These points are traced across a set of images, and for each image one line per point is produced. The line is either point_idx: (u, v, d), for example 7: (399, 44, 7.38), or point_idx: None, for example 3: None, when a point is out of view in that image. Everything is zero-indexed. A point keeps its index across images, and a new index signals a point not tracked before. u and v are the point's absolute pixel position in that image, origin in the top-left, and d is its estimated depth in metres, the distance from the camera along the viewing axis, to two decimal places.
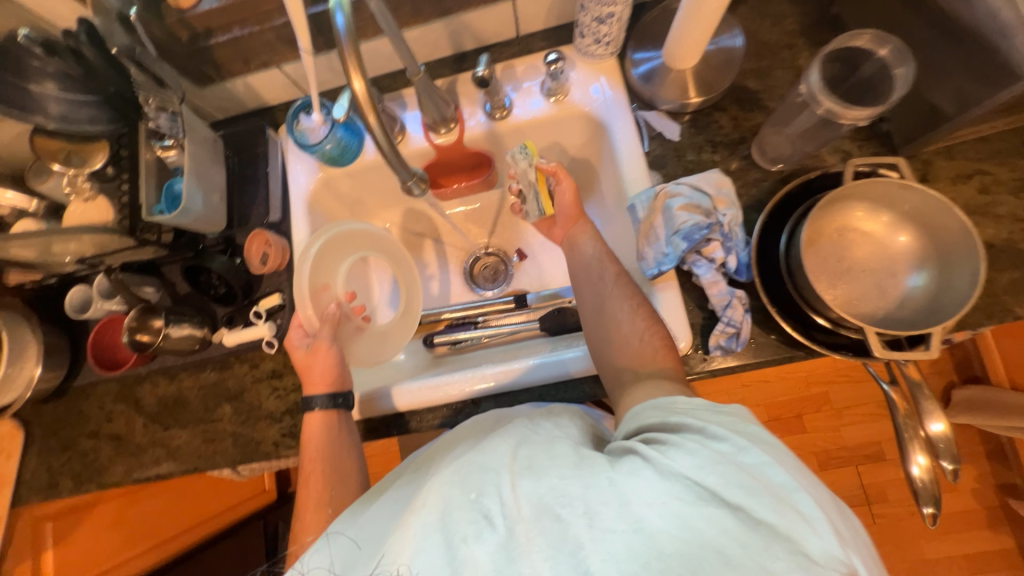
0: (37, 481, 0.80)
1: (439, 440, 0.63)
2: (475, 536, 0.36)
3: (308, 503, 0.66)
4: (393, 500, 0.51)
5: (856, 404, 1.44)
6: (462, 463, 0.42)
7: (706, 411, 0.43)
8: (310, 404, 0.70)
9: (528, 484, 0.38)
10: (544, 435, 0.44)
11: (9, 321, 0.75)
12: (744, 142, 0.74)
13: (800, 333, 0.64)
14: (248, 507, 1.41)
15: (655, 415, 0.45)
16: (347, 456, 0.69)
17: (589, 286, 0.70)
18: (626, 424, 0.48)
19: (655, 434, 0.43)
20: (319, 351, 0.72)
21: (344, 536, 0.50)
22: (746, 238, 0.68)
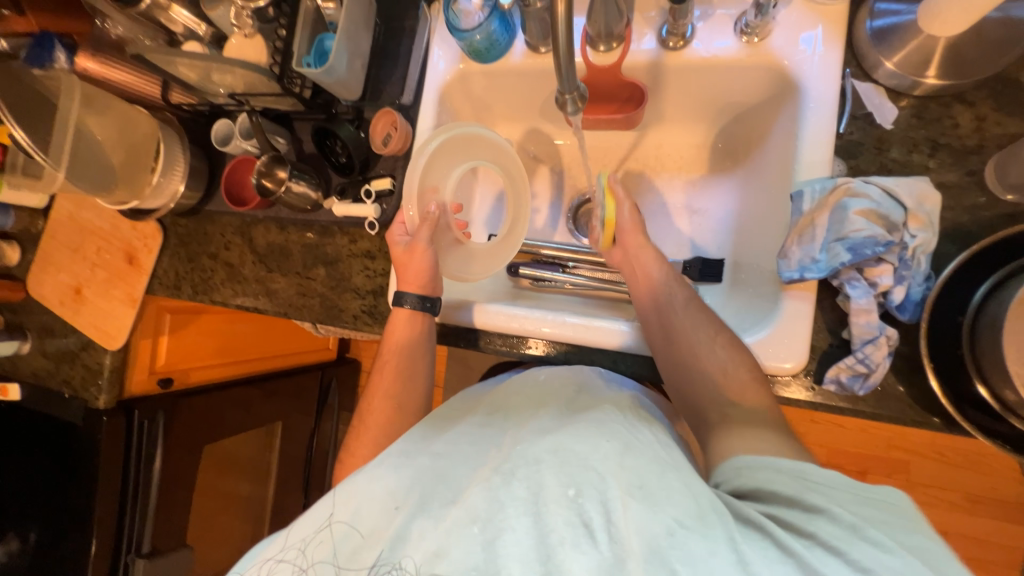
0: (167, 279, 0.94)
1: (502, 387, 0.70)
2: (578, 540, 0.42)
3: (376, 387, 0.75)
4: (473, 437, 0.56)
5: (937, 486, 1.26)
6: (565, 454, 0.47)
7: (851, 497, 0.43)
8: (401, 299, 0.73)
9: (636, 512, 0.42)
10: (644, 450, 0.48)
11: (166, 135, 0.82)
12: (980, 151, 0.58)
13: (949, 401, 0.53)
14: (309, 357, 1.60)
15: (787, 483, 0.45)
16: (421, 365, 0.74)
17: (659, 304, 0.65)
18: (727, 463, 0.50)
19: (787, 508, 0.43)
20: (416, 251, 0.72)
21: (425, 454, 0.54)
22: (928, 272, 0.55)
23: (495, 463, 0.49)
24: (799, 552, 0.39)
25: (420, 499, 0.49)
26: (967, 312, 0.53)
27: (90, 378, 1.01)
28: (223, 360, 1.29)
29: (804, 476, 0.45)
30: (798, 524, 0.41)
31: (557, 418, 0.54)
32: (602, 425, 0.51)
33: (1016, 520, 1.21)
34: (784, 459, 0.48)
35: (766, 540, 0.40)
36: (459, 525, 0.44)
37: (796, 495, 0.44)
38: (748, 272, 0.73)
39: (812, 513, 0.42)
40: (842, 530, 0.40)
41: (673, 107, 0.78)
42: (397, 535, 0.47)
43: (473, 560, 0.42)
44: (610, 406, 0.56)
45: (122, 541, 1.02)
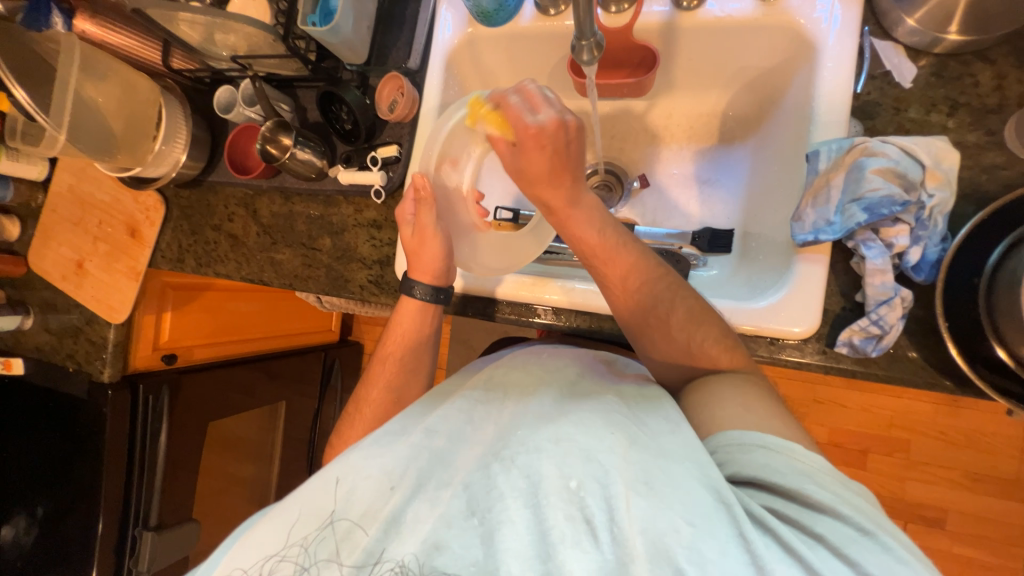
0: (170, 252, 0.93)
1: (500, 362, 0.65)
2: (579, 537, 0.41)
3: (376, 378, 0.76)
4: (467, 411, 0.54)
5: (936, 463, 1.27)
6: (566, 445, 0.45)
7: (839, 482, 0.42)
8: (410, 287, 0.72)
9: (642, 510, 0.40)
10: (650, 440, 0.46)
11: (168, 103, 0.80)
12: (1000, 111, 0.57)
13: (964, 361, 0.52)
14: (311, 338, 1.60)
15: (785, 470, 0.43)
16: (424, 357, 0.77)
17: (661, 321, 0.58)
18: (719, 443, 0.47)
19: (785, 501, 0.41)
20: (425, 233, 0.71)
21: (418, 430, 0.53)
22: (945, 232, 0.55)
23: (494, 449, 0.47)
24: (806, 554, 0.38)
25: (417, 482, 0.48)
26: (982, 274, 0.52)
27: (95, 352, 1.01)
28: (225, 338, 1.28)
29: (804, 462, 0.43)
30: (804, 523, 0.40)
31: (559, 403, 0.52)
32: (606, 413, 0.48)
33: (1015, 496, 1.22)
34: (771, 435, 0.46)
35: (770, 538, 0.39)
36: (458, 516, 0.44)
37: (796, 486, 0.42)
38: (758, 242, 0.72)
39: (815, 510, 0.40)
40: (848, 528, 0.39)
41: (685, 72, 0.76)
42: (394, 520, 0.46)
43: (474, 554, 0.42)
44: (612, 390, 0.54)
45: (130, 512, 1.02)
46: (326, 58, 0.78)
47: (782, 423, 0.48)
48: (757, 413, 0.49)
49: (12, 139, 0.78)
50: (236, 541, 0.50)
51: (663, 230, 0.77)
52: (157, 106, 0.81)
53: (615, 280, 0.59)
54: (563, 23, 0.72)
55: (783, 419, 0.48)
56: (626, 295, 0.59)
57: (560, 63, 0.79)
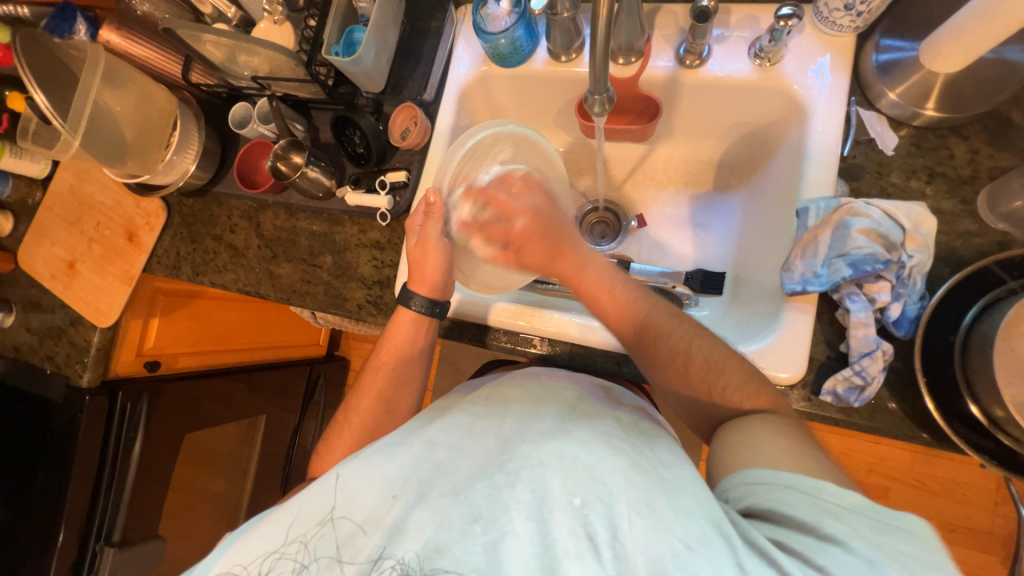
0: (166, 259, 0.93)
1: (500, 380, 0.65)
2: (582, 552, 0.40)
3: (369, 386, 0.75)
4: (468, 424, 0.54)
5: (914, 512, 1.28)
6: (570, 463, 0.45)
7: (865, 526, 0.40)
8: (407, 299, 0.72)
9: (643, 531, 0.41)
10: (649, 466, 0.47)
11: (183, 114, 0.82)
12: (973, 182, 0.62)
13: (940, 415, 0.55)
14: (298, 352, 1.58)
15: (797, 506, 0.43)
16: (417, 369, 0.76)
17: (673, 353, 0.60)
18: (742, 474, 0.48)
19: (797, 537, 0.41)
20: (429, 249, 0.70)
21: (419, 442, 0.52)
22: (923, 291, 0.59)
23: (498, 462, 0.47)
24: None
25: (419, 490, 0.47)
26: (958, 333, 0.55)
27: (76, 355, 0.98)
28: (212, 346, 1.26)
29: (826, 502, 0.42)
30: (809, 555, 0.39)
31: (560, 421, 0.52)
32: (606, 436, 0.49)
33: (988, 549, 1.24)
34: (796, 472, 0.45)
35: (773, 569, 0.39)
36: (461, 525, 0.43)
37: (812, 522, 0.41)
38: (748, 286, 0.75)
39: (825, 543, 0.40)
40: (858, 565, 0.38)
41: (685, 122, 0.81)
42: (395, 527, 0.45)
43: (474, 563, 0.41)
44: (610, 417, 0.55)
45: (92, 527, 0.97)
46: (342, 84, 0.80)
47: (804, 461, 0.47)
48: (782, 449, 0.49)
49: (21, 139, 0.78)
50: (228, 547, 0.49)
51: (657, 269, 0.79)
52: (171, 118, 0.82)
53: (618, 314, 0.64)
54: (574, 70, 0.76)
55: (806, 456, 0.48)
56: (626, 322, 0.63)
57: (568, 105, 0.83)
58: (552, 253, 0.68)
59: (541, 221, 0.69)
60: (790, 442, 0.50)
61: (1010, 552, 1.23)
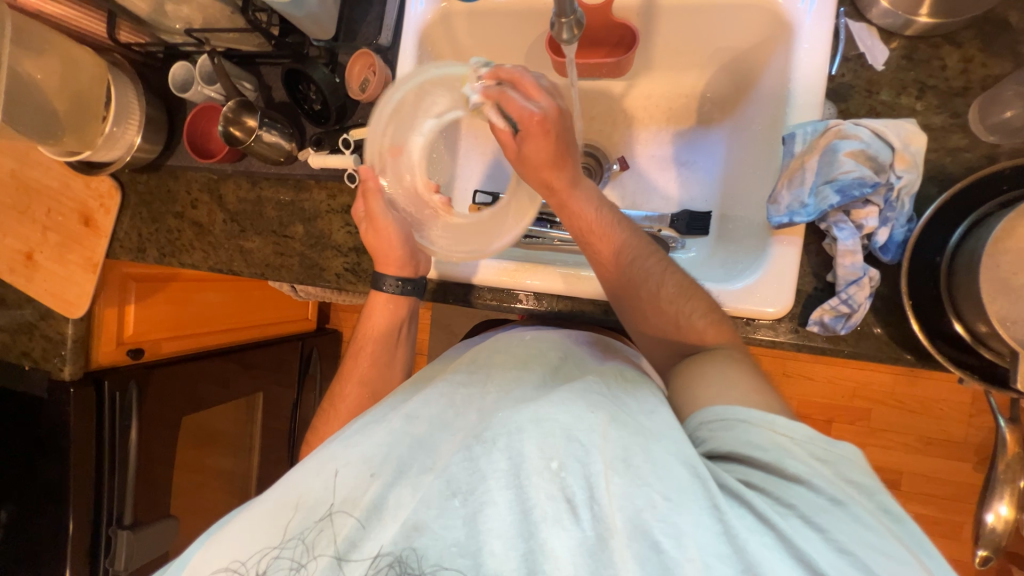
0: (129, 242, 0.88)
1: (484, 344, 0.65)
2: (560, 516, 0.41)
3: (353, 372, 0.75)
4: (449, 395, 0.54)
5: (895, 431, 1.35)
6: (547, 425, 0.45)
7: (824, 456, 0.41)
8: (380, 281, 0.72)
9: (621, 487, 0.41)
10: (630, 419, 0.46)
11: (117, 80, 0.75)
12: (965, 94, 0.59)
13: (925, 336, 0.55)
14: (287, 328, 1.56)
15: (758, 441, 0.43)
16: (398, 351, 0.77)
17: (652, 293, 0.59)
18: (704, 414, 0.47)
19: (759, 473, 0.42)
20: (381, 229, 0.69)
21: (399, 418, 0.52)
22: (911, 213, 0.57)
23: (477, 432, 0.47)
24: (778, 523, 0.38)
25: (398, 467, 0.47)
26: (944, 253, 0.55)
27: (52, 349, 0.95)
28: (197, 330, 1.24)
29: (784, 437, 0.42)
30: (777, 495, 0.40)
31: (538, 389, 0.52)
32: (586, 393, 0.49)
33: (963, 457, 1.32)
34: (758, 412, 0.45)
35: (744, 510, 0.39)
36: (438, 497, 0.43)
37: (777, 460, 0.42)
38: (735, 224, 0.73)
39: (790, 481, 0.40)
40: (820, 499, 0.39)
41: (664, 52, 0.76)
42: (375, 506, 0.45)
43: (456, 535, 0.41)
44: (593, 372, 0.55)
45: (101, 515, 0.98)
46: (290, 34, 0.73)
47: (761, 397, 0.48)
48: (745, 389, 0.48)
49: None
50: (207, 540, 0.48)
51: (641, 213, 0.76)
52: (105, 84, 0.75)
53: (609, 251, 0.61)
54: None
55: (769, 397, 0.48)
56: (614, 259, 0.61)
57: (538, 41, 0.77)
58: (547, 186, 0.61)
59: (563, 121, 0.58)
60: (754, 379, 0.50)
61: (983, 458, 1.31)
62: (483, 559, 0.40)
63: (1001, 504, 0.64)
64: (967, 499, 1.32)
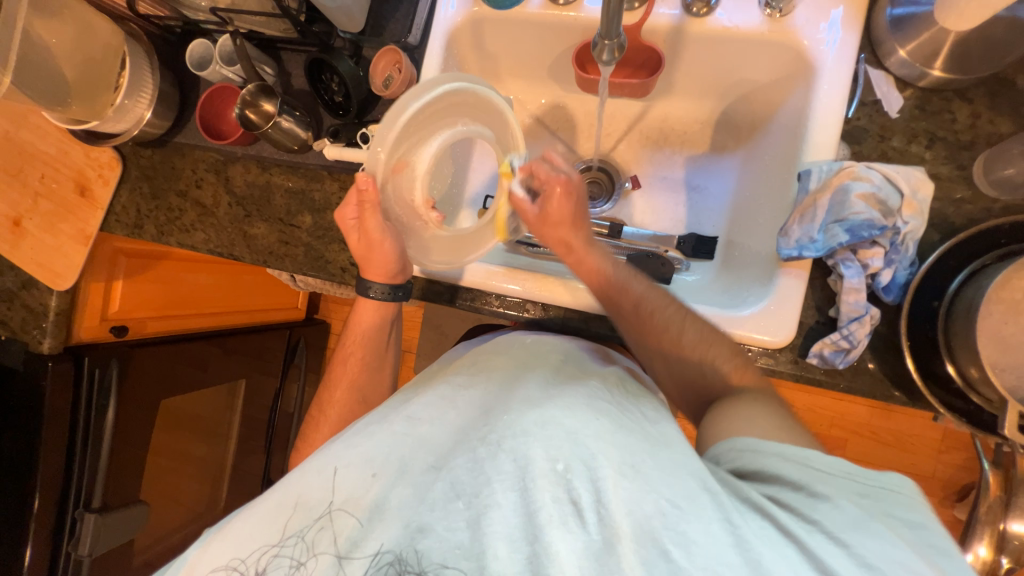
0: (125, 217, 0.85)
1: (486, 347, 0.65)
2: (566, 518, 0.40)
3: (340, 377, 0.75)
4: (452, 396, 0.54)
5: (868, 462, 1.39)
6: (552, 428, 0.45)
7: (852, 482, 0.42)
8: (367, 287, 0.72)
9: (627, 492, 0.41)
10: (634, 428, 0.47)
11: (132, 51, 0.72)
12: (971, 148, 0.61)
13: (919, 376, 0.57)
14: (276, 316, 1.53)
15: (787, 463, 0.44)
16: (387, 355, 0.78)
17: (645, 316, 0.61)
18: (730, 442, 0.49)
19: (788, 493, 0.42)
20: (370, 237, 0.68)
21: (399, 420, 0.51)
22: (914, 257, 0.59)
23: (480, 434, 0.46)
24: (800, 536, 0.39)
25: (399, 468, 0.46)
26: (943, 298, 0.57)
27: (33, 320, 0.91)
28: (186, 310, 1.21)
29: (815, 462, 0.44)
30: (802, 510, 0.41)
31: (545, 387, 0.52)
32: (591, 400, 0.50)
33: (930, 492, 1.36)
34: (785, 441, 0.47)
35: (767, 521, 0.40)
36: (442, 497, 0.43)
37: (803, 481, 0.43)
38: (741, 252, 0.74)
39: (815, 499, 0.41)
40: (846, 517, 0.40)
41: (686, 77, 0.77)
42: (376, 507, 0.44)
43: (459, 536, 0.41)
44: (597, 377, 0.56)
45: (68, 495, 0.94)
46: (316, 22, 0.73)
47: (790, 432, 0.49)
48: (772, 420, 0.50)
49: None
50: (206, 539, 0.48)
51: (650, 233, 0.77)
52: (119, 56, 0.73)
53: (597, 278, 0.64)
54: (572, 14, 0.70)
55: (795, 431, 0.49)
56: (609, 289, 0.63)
57: (564, 54, 0.77)
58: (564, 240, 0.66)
59: (575, 201, 0.65)
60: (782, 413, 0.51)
61: (948, 494, 1.36)
62: (487, 562, 0.39)
63: (979, 545, 0.67)
64: None
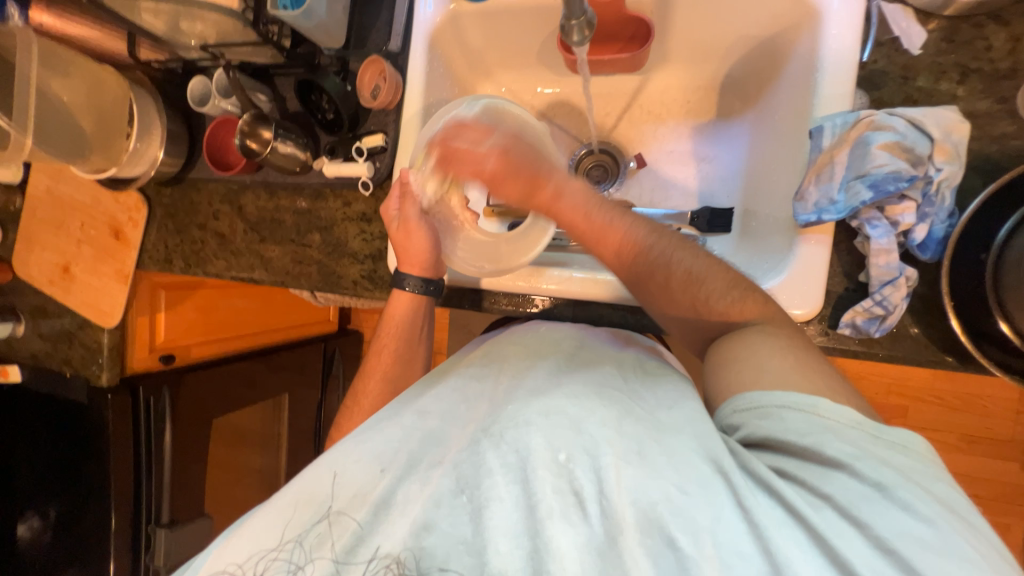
0: (156, 253, 0.91)
1: (501, 338, 0.64)
2: (568, 511, 0.39)
3: (373, 368, 0.76)
4: (461, 392, 0.53)
5: (934, 428, 1.28)
6: (557, 418, 0.43)
7: (872, 443, 0.38)
8: (401, 281, 0.72)
9: (632, 479, 0.39)
10: (643, 412, 0.44)
11: (138, 97, 0.77)
12: (1013, 76, 0.55)
13: (966, 337, 0.52)
14: (312, 330, 1.60)
15: (798, 421, 0.40)
16: (419, 348, 0.76)
17: (669, 286, 0.55)
18: (734, 402, 0.45)
19: (791, 460, 0.39)
20: (411, 230, 0.71)
21: (411, 415, 0.50)
22: (952, 207, 0.54)
23: (484, 425, 0.45)
24: (808, 515, 0.36)
25: (408, 462, 0.46)
26: (990, 249, 0.50)
27: (90, 357, 0.99)
28: (224, 334, 1.27)
29: (828, 420, 0.40)
30: (812, 482, 0.38)
31: (552, 375, 0.51)
32: (599, 387, 0.47)
33: (1008, 457, 1.25)
34: (795, 391, 0.42)
35: (774, 501, 0.37)
36: (447, 494, 0.42)
37: (815, 445, 0.39)
38: (758, 221, 0.70)
39: (829, 469, 0.38)
40: (864, 488, 0.36)
41: (682, 43, 0.73)
42: (383, 502, 0.44)
43: (462, 534, 0.41)
44: (611, 361, 0.54)
45: (141, 512, 1.02)
46: (301, 44, 0.74)
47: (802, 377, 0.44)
48: (782, 366, 0.45)
49: None
50: (226, 536, 0.46)
51: (659, 211, 0.74)
52: (127, 102, 0.78)
53: (608, 238, 0.57)
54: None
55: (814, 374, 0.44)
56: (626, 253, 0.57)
57: (550, 38, 0.75)
58: (529, 185, 0.58)
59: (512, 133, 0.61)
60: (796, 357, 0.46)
61: None
62: (488, 557, 0.39)
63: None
64: (1014, 500, 1.25)
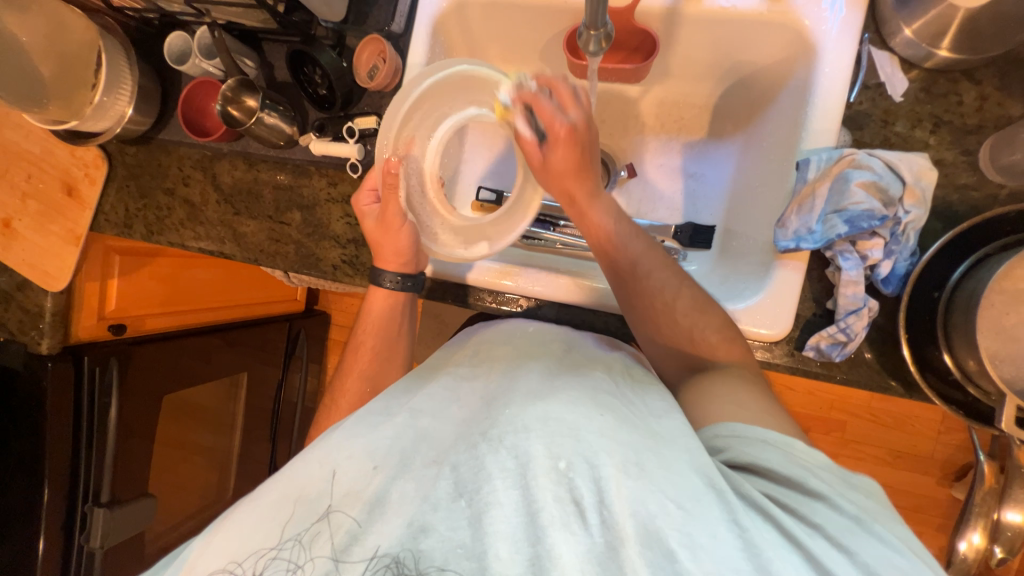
0: (114, 216, 0.84)
1: (487, 335, 0.63)
2: (568, 519, 0.40)
3: (352, 367, 0.73)
4: (451, 391, 0.52)
5: (867, 443, 1.39)
6: (556, 425, 0.43)
7: (841, 479, 0.43)
8: (379, 277, 0.70)
9: (632, 490, 0.40)
10: (638, 423, 0.45)
11: (108, 46, 0.71)
12: (978, 132, 0.59)
13: (915, 369, 0.56)
14: (277, 308, 1.54)
15: (784, 458, 0.44)
16: (398, 343, 0.75)
17: (664, 306, 0.59)
18: (717, 428, 0.48)
19: (781, 490, 0.43)
20: (389, 228, 0.68)
21: (404, 411, 0.50)
22: (914, 247, 0.58)
23: (483, 428, 0.45)
24: (804, 541, 0.38)
25: (401, 459, 0.45)
26: (944, 289, 0.55)
27: (30, 321, 0.92)
28: (183, 308, 1.20)
29: (802, 454, 0.45)
30: (801, 512, 0.41)
31: (546, 377, 0.51)
32: (593, 393, 0.48)
33: (928, 472, 1.37)
34: (773, 429, 0.47)
35: (772, 526, 0.39)
36: (444, 497, 0.42)
37: (798, 478, 0.43)
38: (738, 241, 0.72)
39: (810, 498, 0.42)
40: (843, 519, 0.40)
41: (683, 61, 0.74)
42: (377, 501, 0.43)
43: (461, 536, 0.40)
44: (600, 365, 0.55)
45: (78, 492, 0.95)
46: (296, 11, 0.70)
47: (773, 418, 0.49)
48: (757, 405, 0.50)
49: None
50: (209, 532, 0.46)
51: (644, 223, 0.75)
52: (95, 50, 0.71)
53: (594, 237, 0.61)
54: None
55: (779, 416, 0.50)
56: (616, 253, 0.60)
57: (555, 38, 0.75)
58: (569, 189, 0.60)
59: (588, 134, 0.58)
60: (765, 400, 0.51)
61: (947, 473, 1.36)
62: (488, 562, 0.39)
63: (973, 533, 0.75)
64: (929, 511, 1.38)
